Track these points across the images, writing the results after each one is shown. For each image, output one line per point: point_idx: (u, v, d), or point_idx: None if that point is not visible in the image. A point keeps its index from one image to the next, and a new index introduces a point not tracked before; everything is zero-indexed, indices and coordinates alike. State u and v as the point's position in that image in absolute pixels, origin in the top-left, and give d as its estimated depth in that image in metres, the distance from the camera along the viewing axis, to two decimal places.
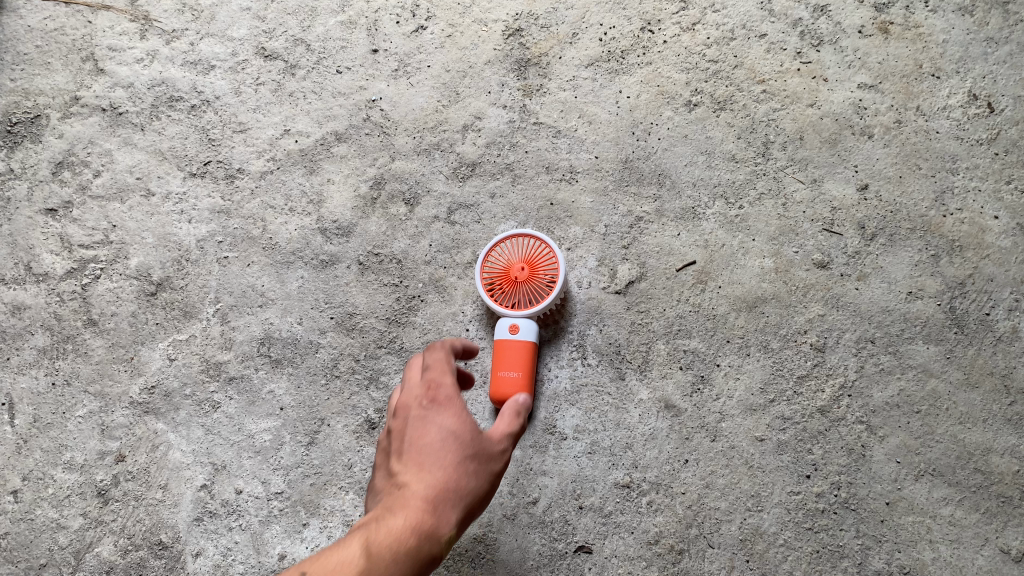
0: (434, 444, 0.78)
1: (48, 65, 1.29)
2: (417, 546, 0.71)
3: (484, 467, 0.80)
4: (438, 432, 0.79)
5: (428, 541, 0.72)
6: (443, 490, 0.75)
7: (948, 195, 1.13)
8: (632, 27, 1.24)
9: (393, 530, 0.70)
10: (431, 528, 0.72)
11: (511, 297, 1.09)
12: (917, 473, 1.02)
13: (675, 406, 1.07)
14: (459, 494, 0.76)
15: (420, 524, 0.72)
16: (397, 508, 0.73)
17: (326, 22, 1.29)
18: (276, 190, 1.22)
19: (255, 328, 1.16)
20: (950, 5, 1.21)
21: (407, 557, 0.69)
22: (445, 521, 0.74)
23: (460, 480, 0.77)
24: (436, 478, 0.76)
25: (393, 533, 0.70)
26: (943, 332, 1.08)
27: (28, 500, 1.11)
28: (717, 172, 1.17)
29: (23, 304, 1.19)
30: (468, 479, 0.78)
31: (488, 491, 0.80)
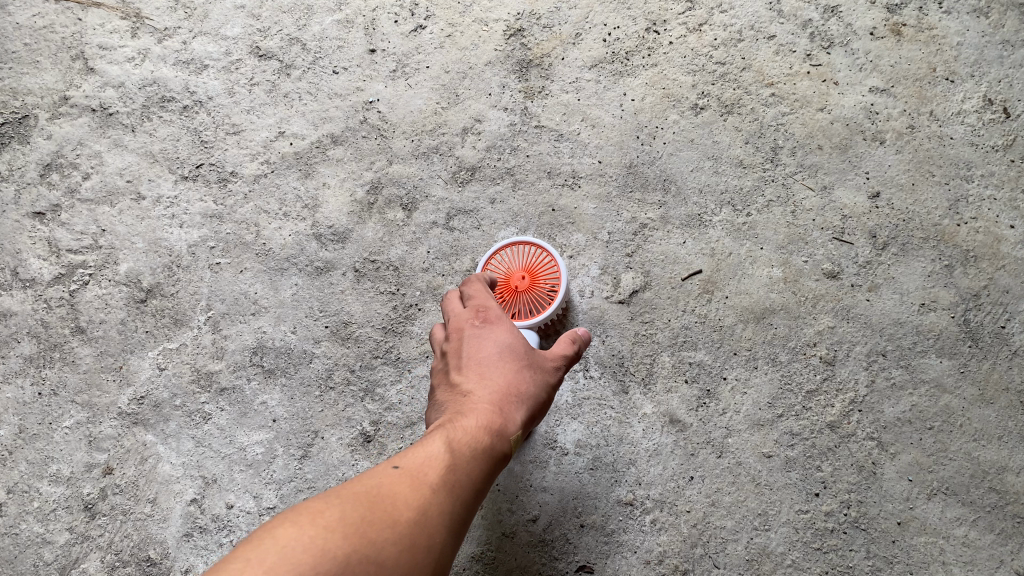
0: (492, 357, 0.84)
1: (37, 64, 1.25)
2: (490, 443, 0.75)
3: (544, 376, 0.85)
4: (494, 345, 0.85)
5: (499, 439, 0.76)
6: (507, 396, 0.80)
7: (962, 203, 1.10)
8: (637, 27, 1.20)
9: (467, 429, 0.75)
10: (502, 429, 0.77)
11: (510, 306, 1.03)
12: (929, 491, 0.99)
13: (680, 421, 1.04)
14: (521, 397, 0.81)
15: (490, 422, 0.77)
16: (467, 411, 0.78)
17: (322, 20, 1.25)
18: (270, 194, 1.19)
19: (248, 337, 1.13)
20: (964, 7, 1.17)
21: (484, 453, 0.74)
22: (512, 421, 0.79)
23: (521, 386, 0.82)
24: (501, 386, 0.81)
25: (468, 433, 0.75)
26: (957, 345, 1.04)
27: (12, 513, 1.07)
28: (724, 178, 1.13)
29: (9, 311, 1.16)
30: (527, 387, 0.83)
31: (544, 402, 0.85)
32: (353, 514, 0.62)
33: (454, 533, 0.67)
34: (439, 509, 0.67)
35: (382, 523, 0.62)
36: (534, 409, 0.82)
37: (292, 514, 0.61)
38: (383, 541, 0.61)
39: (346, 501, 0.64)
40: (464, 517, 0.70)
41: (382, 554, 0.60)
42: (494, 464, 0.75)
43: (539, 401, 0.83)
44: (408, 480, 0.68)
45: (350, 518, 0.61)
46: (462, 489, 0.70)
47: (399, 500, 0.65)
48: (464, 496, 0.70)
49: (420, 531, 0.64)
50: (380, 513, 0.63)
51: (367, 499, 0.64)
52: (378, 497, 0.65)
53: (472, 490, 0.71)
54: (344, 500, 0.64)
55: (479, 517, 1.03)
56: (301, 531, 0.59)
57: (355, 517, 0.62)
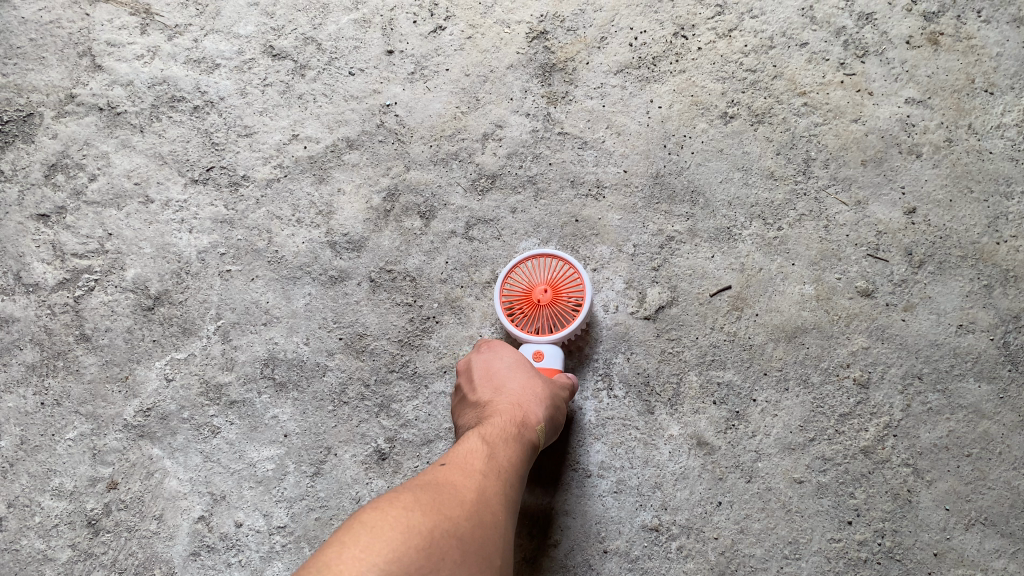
0: (504, 371, 0.93)
1: (43, 60, 1.21)
2: (519, 436, 0.85)
3: (554, 384, 0.94)
4: (505, 363, 0.95)
5: (524, 432, 0.86)
6: (527, 398, 0.90)
7: (1002, 221, 1.06)
8: (664, 31, 1.15)
9: (498, 429, 0.85)
10: (529, 424, 0.87)
11: (530, 322, 1.01)
12: (967, 522, 0.96)
13: (708, 444, 1.00)
14: (539, 396, 0.91)
15: (516, 421, 0.87)
16: (494, 417, 0.87)
17: (338, 19, 1.20)
18: (283, 200, 1.15)
19: (259, 347, 1.09)
20: (1005, 16, 1.13)
21: (516, 445, 0.84)
22: (534, 414, 0.88)
23: (535, 389, 0.91)
24: (519, 392, 0.91)
25: (498, 430, 0.84)
26: (996, 369, 1.01)
27: (13, 528, 1.04)
28: (754, 190, 1.09)
29: (12, 317, 1.12)
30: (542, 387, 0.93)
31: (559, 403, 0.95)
32: (423, 496, 0.70)
33: (505, 509, 0.76)
34: (490, 489, 0.76)
35: (448, 501, 0.71)
36: (553, 406, 0.91)
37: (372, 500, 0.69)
38: (453, 516, 0.69)
39: (413, 488, 0.72)
40: (511, 498, 0.78)
41: (456, 526, 0.68)
42: (525, 452, 0.85)
43: (555, 404, 0.93)
44: (459, 469, 0.77)
45: (421, 499, 0.70)
46: (506, 471, 0.79)
47: (456, 484, 0.74)
48: (509, 480, 0.79)
49: (479, 506, 0.72)
50: (444, 494, 0.71)
51: (429, 485, 0.73)
52: (438, 484, 0.73)
53: (512, 475, 0.80)
54: (410, 487, 0.72)
55: None
56: (385, 512, 0.66)
57: (425, 498, 0.70)
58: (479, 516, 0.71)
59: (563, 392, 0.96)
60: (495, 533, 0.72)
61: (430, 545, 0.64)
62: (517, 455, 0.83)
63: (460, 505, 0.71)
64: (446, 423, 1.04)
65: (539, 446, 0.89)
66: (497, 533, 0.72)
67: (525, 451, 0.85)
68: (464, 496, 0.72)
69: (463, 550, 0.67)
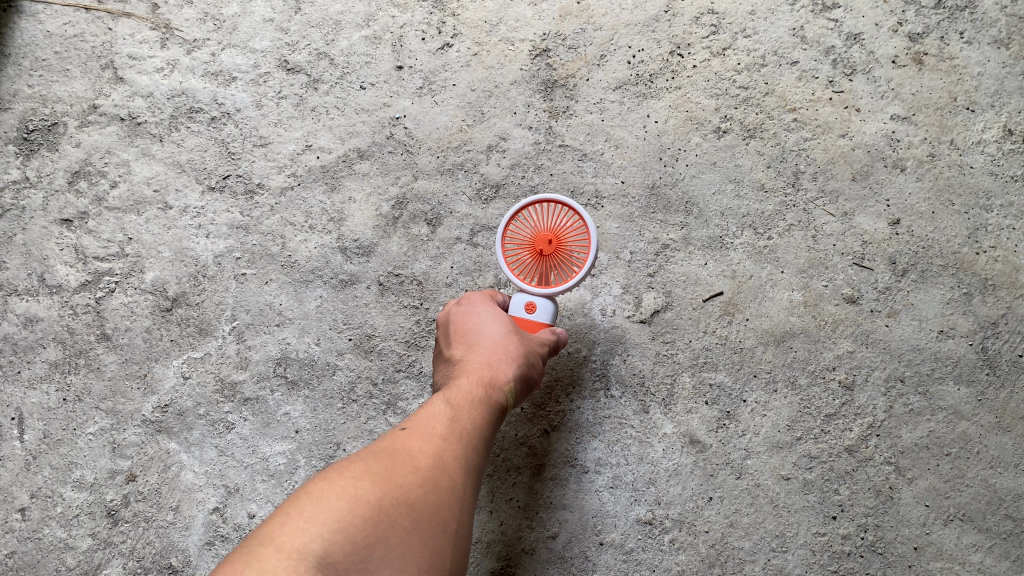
0: (480, 331, 0.94)
1: (67, 72, 1.26)
2: (486, 396, 0.86)
3: (529, 342, 0.94)
4: (481, 320, 0.96)
5: (491, 393, 0.87)
6: (498, 357, 0.90)
7: (981, 232, 1.11)
8: (661, 50, 1.21)
9: (464, 390, 0.86)
10: (497, 383, 0.88)
11: (534, 274, 0.97)
12: (945, 517, 1.01)
13: (700, 442, 1.05)
14: (511, 354, 0.91)
15: (484, 381, 0.88)
16: (462, 376, 0.88)
17: (350, 36, 1.26)
18: (296, 207, 1.20)
19: (272, 347, 1.14)
20: (987, 37, 1.18)
21: (481, 405, 0.85)
22: (503, 374, 0.89)
23: (507, 347, 0.92)
24: (490, 352, 0.91)
25: (464, 391, 0.86)
26: (974, 372, 1.06)
27: (36, 518, 1.09)
28: (746, 202, 1.15)
29: (36, 317, 1.17)
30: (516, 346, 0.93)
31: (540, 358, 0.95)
32: (376, 466, 0.74)
33: (464, 472, 0.78)
34: (447, 453, 0.78)
35: (401, 469, 0.74)
36: (525, 364, 0.91)
37: (328, 471, 0.74)
38: (403, 486, 0.73)
39: (369, 457, 0.76)
40: (473, 458, 0.80)
41: (406, 495, 0.72)
42: (491, 413, 0.86)
43: (530, 360, 0.93)
44: (419, 434, 0.80)
45: (373, 470, 0.74)
46: (467, 434, 0.81)
47: (411, 451, 0.77)
48: (470, 440, 0.81)
49: (433, 473, 0.75)
50: (398, 462, 0.75)
51: (384, 454, 0.77)
52: (393, 452, 0.77)
53: (475, 436, 0.82)
54: (367, 456, 0.76)
55: (499, 533, 1.04)
56: (336, 485, 0.72)
57: (378, 469, 0.74)
58: (432, 483, 0.74)
59: (543, 348, 0.96)
60: (449, 498, 0.75)
61: (377, 516, 0.69)
62: (481, 415, 0.84)
63: (413, 474, 0.74)
64: None
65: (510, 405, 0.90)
66: (453, 496, 0.75)
67: (492, 411, 0.86)
68: (418, 464, 0.76)
69: (413, 518, 0.71)
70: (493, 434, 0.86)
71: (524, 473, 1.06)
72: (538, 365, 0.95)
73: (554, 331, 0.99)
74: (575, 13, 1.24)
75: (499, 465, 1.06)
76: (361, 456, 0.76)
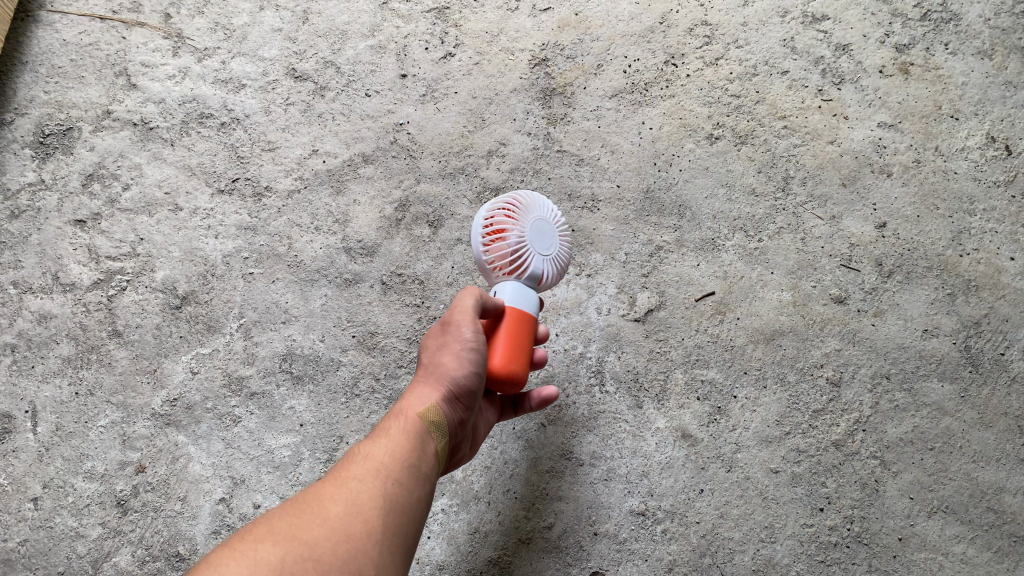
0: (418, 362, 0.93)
1: (82, 79, 1.31)
2: (409, 423, 0.84)
3: (445, 335, 0.90)
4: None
5: (414, 417, 0.85)
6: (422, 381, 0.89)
7: (965, 235, 1.15)
8: (656, 60, 1.26)
9: (389, 425, 0.85)
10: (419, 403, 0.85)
11: None
12: (929, 509, 1.04)
13: (692, 436, 1.09)
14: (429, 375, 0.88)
15: (407, 410, 0.86)
16: (394, 412, 0.88)
17: (356, 45, 1.31)
18: (303, 208, 1.24)
19: (278, 344, 1.18)
20: (970, 49, 1.23)
21: (404, 434, 0.83)
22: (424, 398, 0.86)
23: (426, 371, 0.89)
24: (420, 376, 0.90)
25: (388, 427, 0.84)
26: (957, 370, 1.10)
27: (48, 507, 1.11)
28: (737, 205, 1.18)
29: (49, 314, 1.20)
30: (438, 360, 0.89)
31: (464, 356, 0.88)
32: (300, 500, 0.75)
33: (383, 510, 0.76)
34: (362, 494, 0.76)
35: (322, 499, 0.75)
36: (441, 376, 0.87)
37: (231, 539, 0.71)
38: (309, 539, 0.70)
39: (276, 515, 0.74)
40: (397, 492, 0.78)
41: (312, 549, 0.69)
42: (416, 436, 0.83)
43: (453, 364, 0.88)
44: (343, 467, 0.80)
45: (277, 529, 0.71)
46: (386, 467, 0.79)
47: (322, 500, 0.75)
48: (391, 473, 0.78)
49: (344, 518, 0.73)
50: (320, 493, 0.76)
51: (295, 508, 0.74)
52: (303, 504, 0.74)
53: (397, 467, 0.80)
54: (274, 514, 0.74)
55: (496, 523, 1.07)
56: (235, 549, 0.69)
57: (284, 526, 0.72)
58: (343, 530, 0.72)
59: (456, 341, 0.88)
60: (364, 541, 0.72)
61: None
62: (406, 443, 0.82)
63: (321, 523, 0.72)
64: None
65: (442, 421, 0.86)
66: (369, 539, 0.72)
67: (420, 435, 0.84)
68: (327, 512, 0.73)
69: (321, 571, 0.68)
70: (424, 456, 0.83)
71: (521, 466, 1.09)
72: (460, 363, 0.88)
73: (469, 293, 0.90)
74: (573, 24, 1.29)
75: (497, 457, 1.09)
76: (270, 514, 0.74)
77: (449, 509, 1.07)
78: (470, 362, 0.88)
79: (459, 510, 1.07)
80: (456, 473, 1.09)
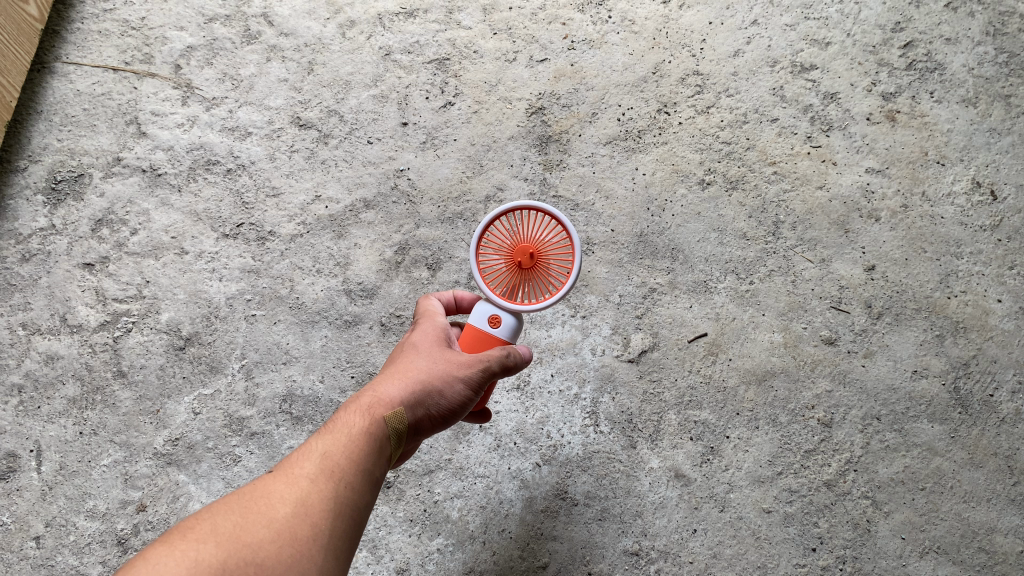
0: (411, 352, 0.89)
1: (93, 127, 1.34)
2: (372, 423, 0.81)
3: (454, 364, 0.87)
4: (443, 325, 0.93)
5: (378, 420, 0.81)
6: (395, 381, 0.85)
7: (953, 278, 1.18)
8: (649, 108, 1.29)
9: (350, 419, 0.81)
10: (388, 406, 0.82)
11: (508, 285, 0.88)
12: (921, 550, 1.07)
13: (685, 476, 1.10)
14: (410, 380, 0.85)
15: (372, 408, 0.82)
16: (356, 402, 0.83)
17: (359, 95, 1.35)
18: (305, 252, 1.27)
19: (279, 384, 1.21)
20: (955, 97, 1.26)
21: (366, 437, 0.80)
22: (391, 401, 0.83)
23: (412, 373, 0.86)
24: (394, 372, 0.87)
25: (346, 421, 0.81)
26: (948, 411, 1.12)
27: (50, 546, 1.14)
28: (729, 249, 1.21)
29: (56, 355, 1.23)
30: (425, 371, 0.86)
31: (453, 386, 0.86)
32: (245, 499, 0.73)
33: (331, 514, 0.74)
34: (311, 496, 0.74)
35: (267, 499, 0.73)
36: (419, 392, 0.84)
37: (170, 534, 0.69)
38: (253, 542, 0.68)
39: (219, 513, 0.72)
40: (348, 496, 0.76)
41: (255, 553, 0.68)
42: (377, 440, 0.80)
43: (441, 384, 0.85)
44: (292, 463, 0.78)
45: (220, 528, 0.70)
46: (340, 468, 0.76)
47: (270, 501, 0.73)
48: (345, 475, 0.76)
49: (290, 521, 0.71)
50: (265, 493, 0.74)
51: (241, 508, 0.72)
52: (249, 505, 0.73)
53: (352, 469, 0.77)
54: (218, 511, 0.72)
55: (491, 563, 1.08)
56: (175, 549, 0.67)
57: (229, 526, 0.70)
58: (289, 534, 0.70)
59: (456, 370, 0.86)
60: (310, 547, 0.70)
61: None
62: (364, 449, 0.79)
63: (266, 525, 0.70)
64: (446, 455, 1.12)
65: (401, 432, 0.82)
66: (315, 545, 0.71)
67: (380, 442, 0.80)
68: (274, 514, 0.71)
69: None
70: (380, 463, 0.80)
71: (516, 505, 1.10)
72: (445, 391, 0.85)
73: (502, 352, 0.88)
74: (569, 74, 1.33)
75: (493, 497, 1.11)
76: (213, 511, 0.72)
77: (444, 549, 1.09)
78: (457, 390, 0.86)
79: (455, 550, 1.09)
80: (452, 513, 1.10)
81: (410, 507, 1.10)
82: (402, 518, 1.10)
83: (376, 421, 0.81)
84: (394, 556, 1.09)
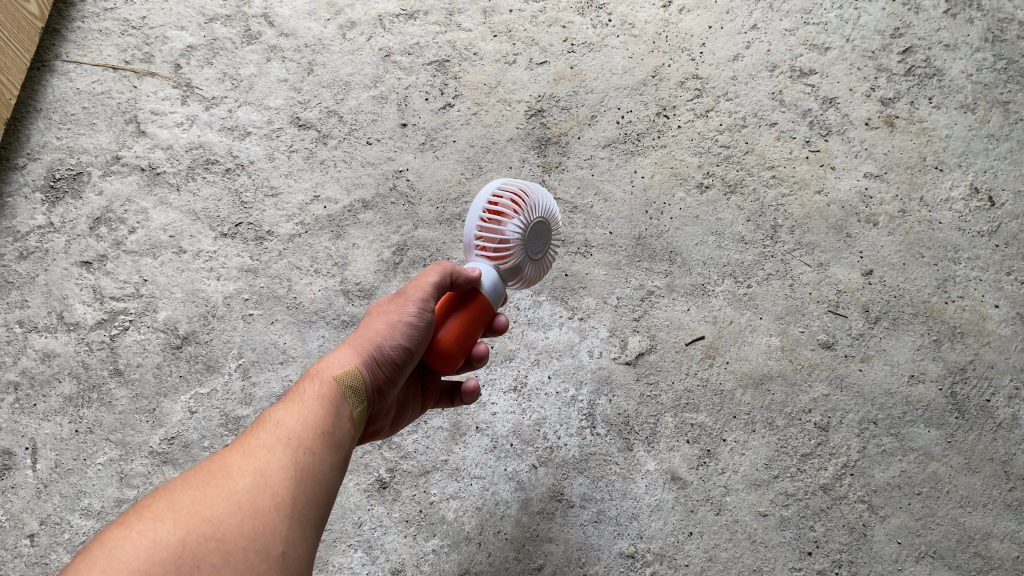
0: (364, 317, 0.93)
1: (93, 126, 1.35)
2: (325, 387, 0.83)
3: (389, 305, 0.88)
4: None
5: (329, 384, 0.83)
6: (347, 344, 0.87)
7: (950, 282, 1.18)
8: (648, 112, 1.30)
9: (304, 388, 0.83)
10: (337, 368, 0.84)
11: None
12: (918, 554, 1.06)
13: (681, 479, 1.10)
14: (359, 338, 0.87)
15: (325, 374, 0.84)
16: (312, 372, 0.86)
17: (358, 96, 1.35)
18: (303, 252, 1.27)
19: (275, 384, 1.20)
20: (953, 103, 1.27)
21: (321, 397, 0.82)
22: (341, 362, 0.85)
23: (362, 330, 0.88)
24: (349, 337, 0.89)
25: (301, 390, 0.83)
26: (944, 416, 1.12)
27: (43, 544, 1.12)
28: (727, 252, 1.21)
29: (53, 353, 1.22)
30: (371, 325, 0.88)
31: (397, 327, 0.87)
32: (205, 472, 0.73)
33: (292, 481, 0.74)
34: (269, 465, 0.74)
35: (226, 471, 0.73)
36: (368, 344, 0.87)
37: (129, 513, 0.69)
38: (212, 515, 0.69)
39: (177, 487, 0.72)
40: (308, 463, 0.76)
41: (216, 528, 0.68)
42: (330, 401, 0.82)
43: (385, 329, 0.87)
44: (251, 434, 0.78)
45: (178, 504, 0.70)
46: (297, 435, 0.77)
47: (229, 474, 0.73)
48: (303, 442, 0.77)
49: (248, 493, 0.71)
50: (224, 465, 0.74)
51: (199, 482, 0.72)
52: (207, 478, 0.73)
53: (311, 435, 0.78)
54: (176, 486, 0.72)
55: (487, 564, 1.07)
56: (132, 528, 0.67)
57: (187, 501, 0.70)
58: (250, 504, 0.70)
59: (396, 309, 0.88)
60: (271, 516, 0.70)
61: (180, 557, 0.65)
62: (320, 410, 0.81)
63: (225, 499, 0.70)
64: (442, 456, 1.12)
65: (357, 388, 0.84)
66: (278, 514, 0.71)
67: (335, 400, 0.82)
68: (232, 486, 0.72)
69: (225, 551, 0.67)
70: (339, 424, 0.82)
71: (512, 507, 1.10)
72: (391, 334, 0.87)
73: (434, 269, 0.89)
74: (568, 77, 1.34)
75: (488, 498, 1.10)
76: (172, 486, 0.72)
77: (439, 550, 1.08)
78: (400, 330, 0.87)
79: (450, 551, 1.08)
80: (448, 514, 1.09)
81: (405, 508, 1.10)
82: (398, 518, 1.10)
83: (328, 385, 0.83)
84: (389, 557, 1.08)
